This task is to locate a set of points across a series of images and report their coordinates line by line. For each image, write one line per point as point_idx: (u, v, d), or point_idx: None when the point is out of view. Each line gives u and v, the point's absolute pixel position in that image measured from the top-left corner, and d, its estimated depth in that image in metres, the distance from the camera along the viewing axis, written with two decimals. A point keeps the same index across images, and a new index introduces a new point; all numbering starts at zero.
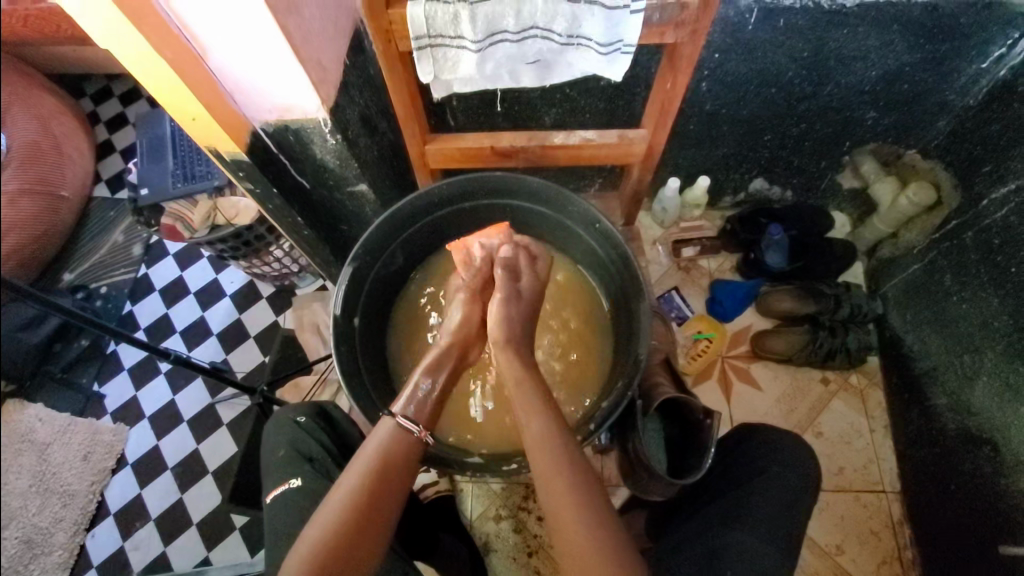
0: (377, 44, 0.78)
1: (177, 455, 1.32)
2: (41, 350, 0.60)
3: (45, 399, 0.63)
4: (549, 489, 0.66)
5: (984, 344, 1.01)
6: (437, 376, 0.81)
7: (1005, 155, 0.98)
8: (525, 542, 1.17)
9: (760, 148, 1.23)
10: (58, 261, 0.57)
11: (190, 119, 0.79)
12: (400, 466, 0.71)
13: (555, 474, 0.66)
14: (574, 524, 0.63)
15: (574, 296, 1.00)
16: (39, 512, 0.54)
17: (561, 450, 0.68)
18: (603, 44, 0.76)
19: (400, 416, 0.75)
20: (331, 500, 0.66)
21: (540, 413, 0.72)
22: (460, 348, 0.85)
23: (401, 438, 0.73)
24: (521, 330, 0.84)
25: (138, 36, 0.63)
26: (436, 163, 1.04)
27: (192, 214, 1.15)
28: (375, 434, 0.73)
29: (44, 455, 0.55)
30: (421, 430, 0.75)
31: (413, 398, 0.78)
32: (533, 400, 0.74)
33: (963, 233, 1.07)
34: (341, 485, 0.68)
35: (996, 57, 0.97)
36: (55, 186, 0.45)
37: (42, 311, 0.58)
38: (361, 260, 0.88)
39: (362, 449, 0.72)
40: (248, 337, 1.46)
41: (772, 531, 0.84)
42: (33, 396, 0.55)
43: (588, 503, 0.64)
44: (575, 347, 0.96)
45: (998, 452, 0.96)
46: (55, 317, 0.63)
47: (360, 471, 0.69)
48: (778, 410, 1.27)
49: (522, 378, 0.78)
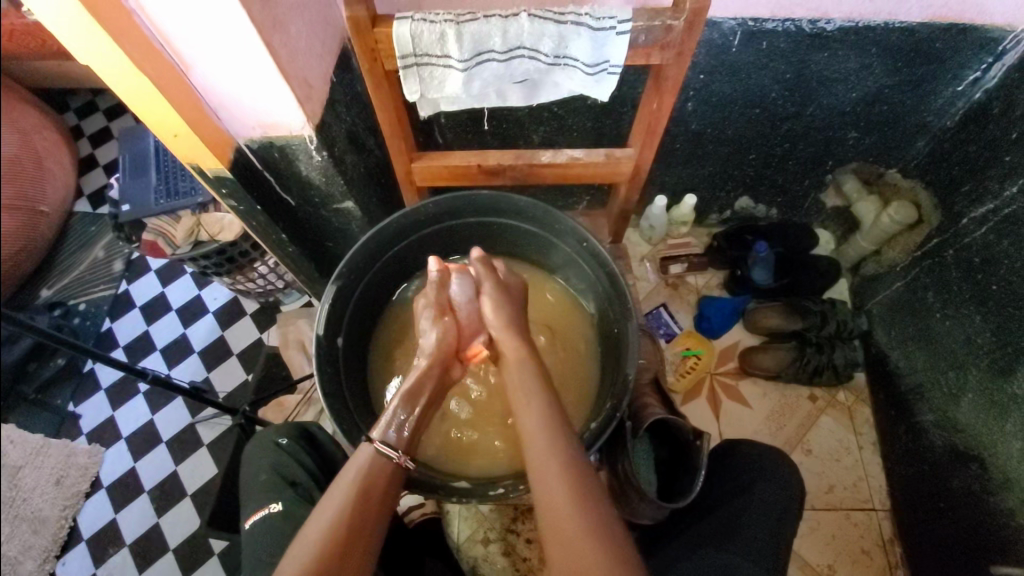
0: (362, 63, 0.77)
1: (156, 478, 1.29)
2: (15, 370, 0.57)
3: (17, 421, 0.60)
4: (534, 444, 0.69)
5: (968, 361, 1.01)
6: (413, 409, 0.78)
7: (982, 175, 1.00)
8: (513, 565, 1.14)
9: (745, 167, 1.24)
10: (35, 279, 0.55)
11: (172, 137, 0.77)
12: (380, 497, 0.69)
13: (548, 429, 0.70)
14: (568, 515, 0.61)
15: (574, 336, 0.98)
16: (7, 540, 0.51)
17: (552, 437, 0.69)
18: (589, 65, 0.77)
19: (378, 444, 0.73)
20: (310, 528, 0.64)
21: (530, 378, 0.76)
22: (441, 369, 0.84)
23: (379, 464, 0.72)
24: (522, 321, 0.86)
25: (118, 51, 0.62)
26: (422, 181, 1.03)
27: (174, 230, 1.12)
28: (354, 461, 0.71)
29: (15, 479, 0.52)
30: (400, 456, 0.73)
31: (393, 424, 0.76)
32: (531, 385, 0.75)
33: (944, 251, 1.09)
34: (326, 506, 0.66)
35: (972, 80, 1.00)
36: (35, 201, 0.43)
37: (15, 333, 0.55)
38: (344, 279, 0.86)
39: (340, 478, 0.70)
40: (231, 356, 1.43)
41: (761, 551, 0.82)
42: (5, 417, 0.53)
43: (572, 468, 0.66)
44: (568, 384, 0.94)
45: (985, 469, 0.96)
46: (27, 336, 0.60)
47: (334, 505, 0.66)
48: (767, 428, 1.27)
49: (529, 369, 0.78)
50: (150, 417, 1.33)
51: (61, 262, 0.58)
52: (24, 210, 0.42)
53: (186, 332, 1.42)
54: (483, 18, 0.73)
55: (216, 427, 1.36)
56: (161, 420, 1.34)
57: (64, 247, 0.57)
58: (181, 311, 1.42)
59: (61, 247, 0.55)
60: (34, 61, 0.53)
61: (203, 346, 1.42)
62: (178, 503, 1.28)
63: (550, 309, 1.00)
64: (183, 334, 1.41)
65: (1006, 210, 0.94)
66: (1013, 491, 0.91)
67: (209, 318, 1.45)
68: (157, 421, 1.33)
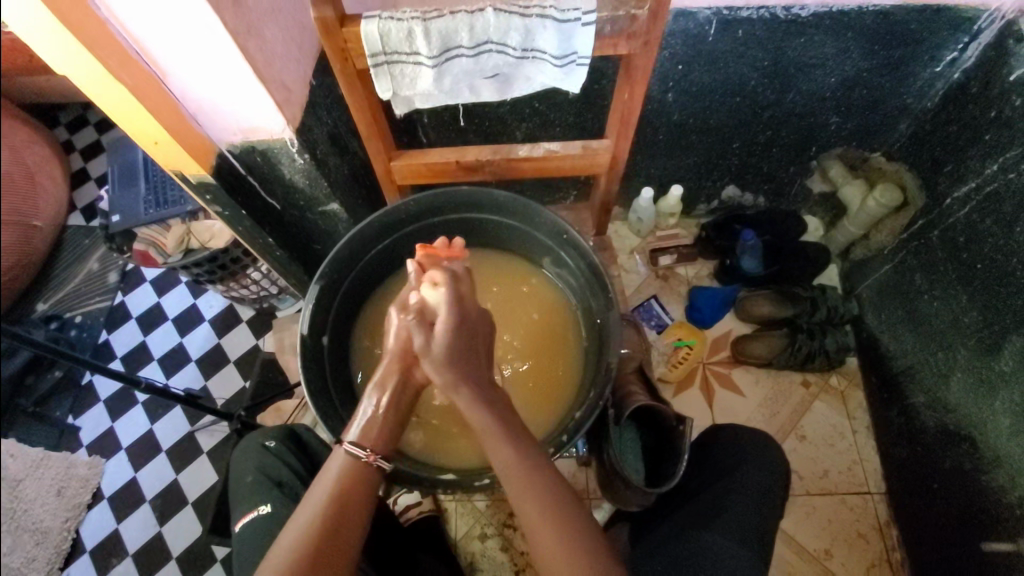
0: (334, 63, 0.78)
1: (156, 486, 1.29)
2: (14, 383, 0.58)
3: (17, 433, 0.61)
4: (499, 462, 0.69)
5: (956, 341, 1.02)
6: (384, 391, 0.77)
7: (963, 154, 1.00)
8: (512, 560, 1.15)
9: (730, 157, 1.25)
10: (37, 298, 0.56)
11: (153, 143, 0.79)
12: (354, 494, 0.69)
13: (495, 433, 0.71)
14: (552, 543, 0.64)
15: (554, 323, 0.98)
16: (10, 553, 0.52)
17: (533, 472, 0.68)
18: (558, 57, 0.77)
19: (347, 444, 0.72)
20: (286, 536, 0.64)
21: (475, 403, 0.74)
22: (403, 363, 0.79)
23: (351, 469, 0.70)
24: (463, 350, 0.77)
25: (95, 61, 0.64)
26: (402, 180, 1.04)
27: (165, 239, 1.14)
28: (326, 470, 0.70)
29: (17, 492, 0.52)
30: (368, 454, 0.72)
31: (363, 420, 0.75)
32: (491, 423, 0.72)
33: (929, 232, 1.09)
34: (305, 507, 0.67)
35: (949, 61, 1.00)
36: (27, 215, 0.42)
37: (12, 346, 0.56)
38: (327, 278, 0.87)
39: (314, 486, 0.69)
40: (227, 362, 1.43)
41: (745, 531, 0.84)
42: (6, 430, 0.53)
43: (534, 473, 0.68)
44: (547, 369, 0.94)
45: (975, 448, 0.97)
46: (26, 349, 0.61)
47: (311, 513, 0.66)
48: (761, 414, 1.27)
49: (475, 405, 0.73)
50: (149, 427, 1.33)
51: (57, 277, 0.58)
52: (18, 225, 0.41)
53: (183, 341, 1.43)
54: (449, 14, 0.73)
55: (214, 435, 1.36)
56: (160, 428, 1.34)
57: (64, 262, 0.58)
58: (178, 321, 1.43)
59: (59, 264, 0.56)
60: (30, 81, 0.55)
61: (199, 354, 1.42)
62: (179, 510, 1.29)
63: (544, 305, 0.99)
64: (181, 343, 1.42)
65: (988, 189, 0.95)
66: (1003, 468, 0.91)
67: (205, 326, 1.46)
68: (155, 430, 1.33)
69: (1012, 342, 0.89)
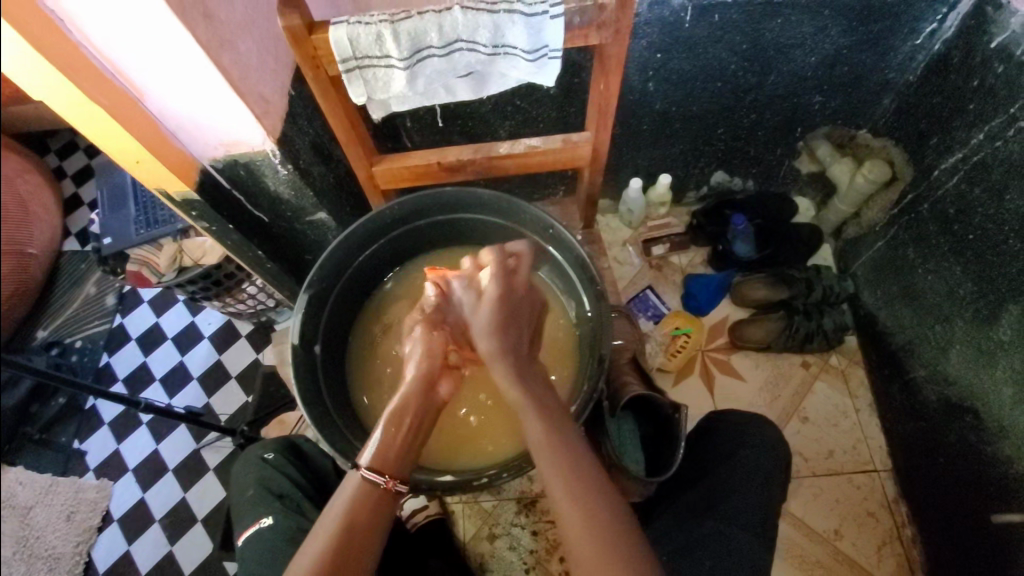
0: (306, 71, 0.78)
1: (164, 506, 1.28)
2: (19, 411, 0.58)
3: (25, 460, 0.62)
4: (535, 443, 0.67)
5: (952, 313, 1.02)
6: (400, 417, 0.76)
7: (948, 126, 1.00)
8: (521, 559, 1.15)
9: (715, 142, 1.25)
10: (36, 326, 0.56)
11: (134, 163, 0.79)
12: (367, 517, 0.68)
13: (541, 409, 0.70)
14: (585, 519, 0.60)
15: (552, 326, 0.97)
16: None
17: (566, 453, 0.65)
18: (529, 51, 0.77)
19: (363, 469, 0.71)
20: (299, 564, 0.64)
21: (517, 383, 0.73)
22: (427, 380, 0.80)
23: (368, 491, 0.70)
24: (507, 325, 0.79)
25: (69, 84, 0.64)
26: (385, 185, 1.04)
27: (158, 258, 1.12)
28: (341, 492, 0.70)
29: (29, 518, 0.52)
30: (387, 480, 0.71)
31: (378, 446, 0.73)
32: (522, 394, 0.72)
33: (918, 206, 1.09)
34: (310, 544, 0.65)
35: (929, 33, 1.00)
36: (22, 243, 0.41)
37: (17, 375, 0.56)
38: (315, 287, 0.87)
39: (327, 509, 0.69)
40: (230, 378, 1.42)
41: (745, 516, 0.84)
42: (15, 458, 0.54)
43: (567, 453, 0.65)
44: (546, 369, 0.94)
45: (979, 419, 0.97)
46: (29, 377, 0.62)
47: (325, 538, 0.65)
48: (761, 398, 1.27)
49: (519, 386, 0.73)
50: (155, 446, 1.33)
51: (56, 302, 0.59)
52: (12, 254, 0.41)
53: (183, 359, 1.43)
54: (417, 15, 0.73)
55: (220, 451, 1.32)
56: (166, 447, 1.33)
57: (59, 288, 0.58)
58: (177, 339, 1.44)
59: (57, 290, 0.56)
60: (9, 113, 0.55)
61: (200, 371, 1.42)
62: (190, 529, 1.26)
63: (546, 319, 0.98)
64: (180, 362, 1.43)
65: (974, 158, 0.95)
66: (1010, 439, 0.91)
67: (205, 343, 1.45)
68: (160, 449, 1.32)
69: (1009, 310, 0.89)
